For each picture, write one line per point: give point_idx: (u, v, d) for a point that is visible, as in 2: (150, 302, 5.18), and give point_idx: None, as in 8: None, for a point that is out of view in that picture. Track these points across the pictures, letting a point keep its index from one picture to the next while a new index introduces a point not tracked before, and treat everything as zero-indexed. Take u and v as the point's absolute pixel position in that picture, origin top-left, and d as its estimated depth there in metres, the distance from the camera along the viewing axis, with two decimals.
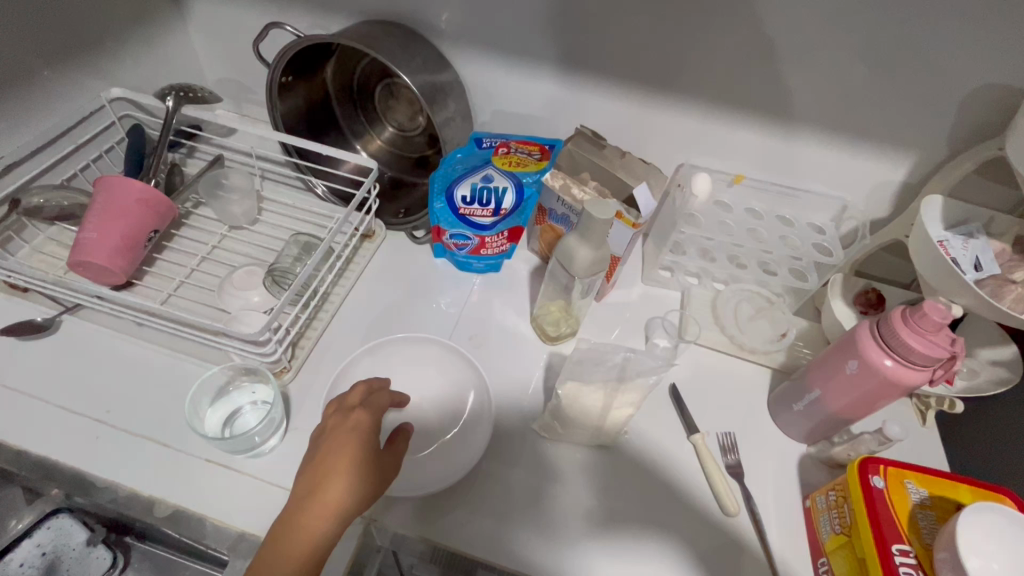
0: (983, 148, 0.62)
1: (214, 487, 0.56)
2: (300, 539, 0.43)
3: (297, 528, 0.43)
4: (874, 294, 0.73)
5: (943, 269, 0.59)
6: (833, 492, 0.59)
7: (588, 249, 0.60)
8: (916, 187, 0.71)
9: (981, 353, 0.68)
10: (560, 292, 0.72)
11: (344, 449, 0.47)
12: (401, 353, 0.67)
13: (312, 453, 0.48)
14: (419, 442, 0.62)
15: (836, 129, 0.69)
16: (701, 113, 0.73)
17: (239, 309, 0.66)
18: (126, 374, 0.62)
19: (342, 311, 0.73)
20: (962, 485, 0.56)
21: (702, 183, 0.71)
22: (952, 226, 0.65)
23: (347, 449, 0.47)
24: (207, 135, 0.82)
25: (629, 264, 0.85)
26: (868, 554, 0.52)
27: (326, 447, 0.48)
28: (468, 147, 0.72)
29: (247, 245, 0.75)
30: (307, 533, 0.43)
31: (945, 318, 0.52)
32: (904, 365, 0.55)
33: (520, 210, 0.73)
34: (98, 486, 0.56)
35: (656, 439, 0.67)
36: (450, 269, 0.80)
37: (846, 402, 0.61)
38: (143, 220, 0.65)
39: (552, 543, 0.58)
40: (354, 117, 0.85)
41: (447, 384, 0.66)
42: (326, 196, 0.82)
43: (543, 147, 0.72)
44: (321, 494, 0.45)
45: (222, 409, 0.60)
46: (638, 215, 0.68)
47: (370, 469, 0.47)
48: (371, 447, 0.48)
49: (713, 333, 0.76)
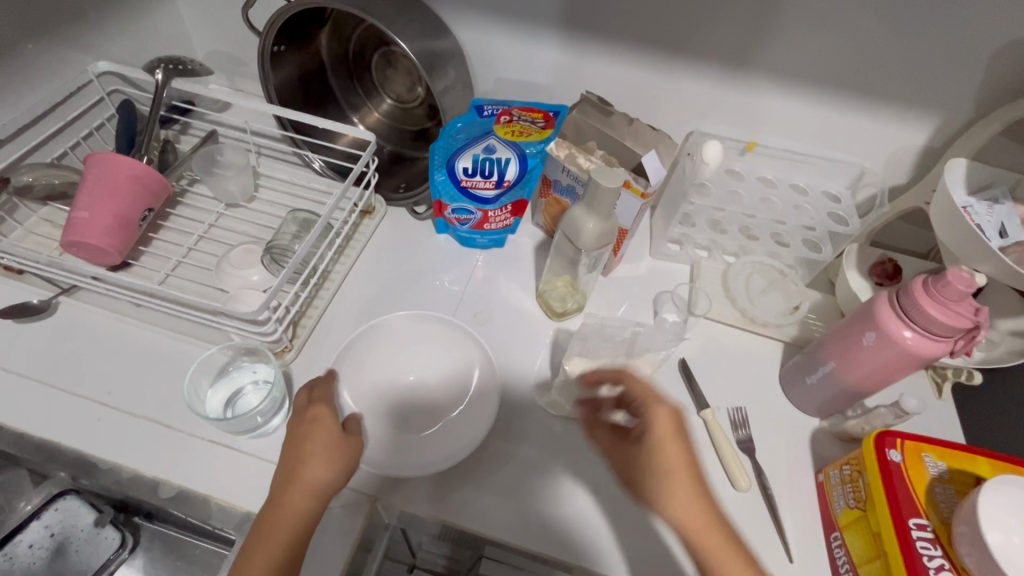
0: (1011, 108, 0.59)
1: (218, 468, 0.55)
2: (288, 522, 0.46)
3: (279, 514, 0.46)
4: (891, 265, 0.70)
5: (967, 236, 0.56)
6: (847, 466, 0.58)
7: (595, 221, 0.58)
8: (939, 151, 0.68)
9: (1002, 325, 0.66)
10: (566, 267, 0.71)
11: (312, 434, 0.50)
12: (403, 331, 0.66)
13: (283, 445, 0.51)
14: (424, 420, 0.61)
15: (854, 91, 0.66)
16: (712, 76, 0.70)
17: (237, 288, 0.64)
18: (127, 356, 0.61)
19: (344, 289, 0.72)
20: (981, 458, 0.55)
21: (714, 150, 0.69)
22: (976, 192, 0.62)
23: (315, 435, 0.50)
24: (200, 110, 0.79)
25: (637, 237, 0.83)
26: (884, 529, 0.51)
27: (294, 436, 0.51)
28: (469, 116, 0.70)
29: (244, 224, 0.74)
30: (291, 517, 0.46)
31: (970, 287, 0.50)
32: (924, 337, 0.53)
33: (524, 182, 0.71)
34: (102, 468, 0.55)
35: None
36: (453, 245, 0.78)
37: (862, 374, 0.59)
38: (135, 198, 0.64)
39: (560, 521, 0.57)
40: (350, 89, 0.82)
41: (453, 360, 0.65)
42: (324, 171, 0.79)
43: (547, 114, 0.69)
44: (297, 480, 0.47)
45: (224, 390, 0.59)
46: (647, 184, 0.65)
47: (341, 448, 0.50)
48: (335, 427, 0.50)
49: (723, 307, 0.74)
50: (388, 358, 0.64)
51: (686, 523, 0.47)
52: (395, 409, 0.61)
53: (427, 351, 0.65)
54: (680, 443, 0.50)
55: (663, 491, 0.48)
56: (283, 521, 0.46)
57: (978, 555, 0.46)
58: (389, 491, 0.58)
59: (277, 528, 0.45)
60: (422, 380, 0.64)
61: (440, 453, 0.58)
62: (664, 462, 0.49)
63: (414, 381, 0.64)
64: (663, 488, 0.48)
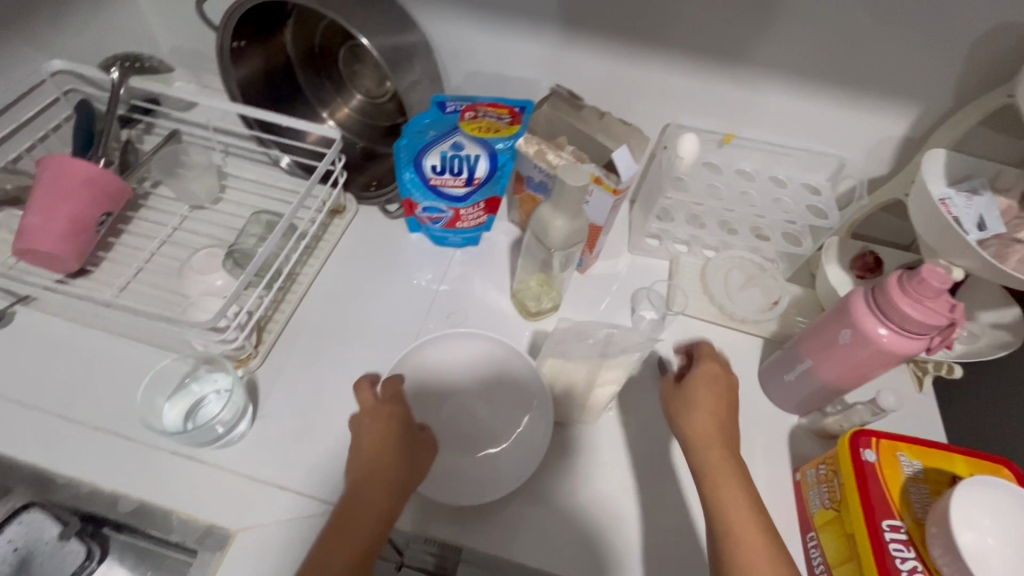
0: (990, 98, 0.58)
1: (181, 479, 0.54)
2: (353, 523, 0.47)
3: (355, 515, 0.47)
4: (871, 258, 0.70)
5: (944, 230, 0.55)
6: (823, 466, 0.57)
7: (564, 220, 0.56)
8: (919, 141, 0.66)
9: (983, 317, 0.65)
10: (538, 265, 0.69)
11: (383, 432, 0.51)
12: (465, 352, 0.63)
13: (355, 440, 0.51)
14: (470, 447, 0.59)
15: (832, 82, 0.64)
16: (687, 67, 0.67)
17: (200, 293, 0.62)
18: (87, 365, 0.60)
19: (312, 292, 0.70)
20: (957, 456, 0.54)
21: (689, 144, 0.67)
22: (955, 183, 0.61)
23: (387, 434, 0.50)
24: (163, 108, 0.77)
25: (616, 232, 0.81)
26: (857, 530, 0.50)
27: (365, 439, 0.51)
28: (430, 113, 0.66)
29: (209, 226, 0.72)
30: (372, 516, 0.47)
31: (945, 283, 0.49)
32: (900, 334, 0.52)
33: (495, 178, 0.69)
34: (59, 483, 0.54)
35: (642, 416, 0.64)
36: (426, 244, 0.76)
37: (839, 373, 0.58)
38: (92, 202, 0.61)
39: (532, 527, 0.56)
40: (318, 84, 0.79)
41: (513, 393, 0.62)
42: (292, 170, 0.76)
43: (513, 110, 0.66)
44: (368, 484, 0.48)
45: (183, 402, 0.57)
46: (618, 180, 0.64)
47: (407, 450, 0.51)
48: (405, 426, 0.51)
49: (702, 303, 0.73)
50: (441, 369, 0.62)
51: (694, 431, 0.52)
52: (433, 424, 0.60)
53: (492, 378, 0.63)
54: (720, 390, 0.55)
55: (693, 422, 0.53)
56: (357, 526, 0.47)
57: (950, 558, 0.45)
58: None
59: (354, 531, 0.47)
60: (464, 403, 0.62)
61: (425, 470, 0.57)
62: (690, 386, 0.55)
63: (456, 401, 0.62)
64: (681, 412, 0.54)
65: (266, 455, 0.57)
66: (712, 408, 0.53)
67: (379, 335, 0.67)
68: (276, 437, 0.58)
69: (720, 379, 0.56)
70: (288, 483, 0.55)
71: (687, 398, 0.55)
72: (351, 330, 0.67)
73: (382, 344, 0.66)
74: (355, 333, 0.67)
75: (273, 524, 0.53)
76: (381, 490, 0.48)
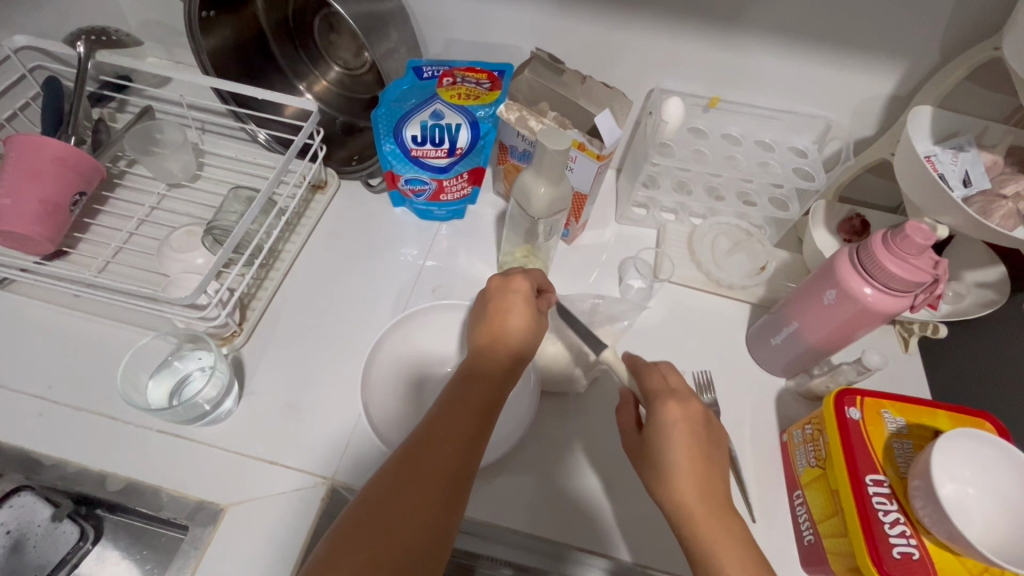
0: (977, 51, 0.57)
1: (170, 457, 0.54)
2: (417, 473, 0.43)
3: (424, 469, 0.43)
4: (859, 220, 0.69)
5: (928, 187, 0.54)
6: (809, 425, 0.57)
7: (547, 186, 0.56)
8: (906, 100, 0.65)
9: (968, 276, 0.66)
10: (522, 236, 0.68)
11: (511, 301, 0.54)
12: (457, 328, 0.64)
13: (482, 312, 0.55)
14: None
15: (819, 40, 0.62)
16: (670, 29, 0.65)
17: (180, 272, 0.62)
18: (69, 348, 0.59)
19: (295, 269, 0.69)
20: (940, 412, 0.55)
21: (673, 107, 0.67)
22: (942, 140, 0.60)
23: (518, 306, 0.54)
24: (134, 84, 0.75)
25: (602, 202, 0.80)
26: (842, 487, 0.51)
27: (456, 385, 0.49)
28: (406, 81, 0.64)
29: (188, 205, 0.70)
30: (496, 374, 0.49)
31: (929, 239, 0.48)
32: (885, 293, 0.52)
33: (478, 148, 0.68)
34: (44, 465, 0.53)
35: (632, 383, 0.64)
36: (411, 218, 0.75)
37: (826, 334, 0.58)
38: (64, 182, 0.60)
39: (523, 496, 0.56)
40: (294, 56, 0.77)
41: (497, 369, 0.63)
42: (271, 144, 0.75)
43: (492, 74, 0.65)
44: (448, 432, 0.45)
45: (166, 382, 0.57)
46: (601, 145, 0.63)
47: (496, 408, 0.48)
48: (530, 295, 0.55)
49: (689, 271, 0.72)
50: (428, 345, 0.64)
51: (685, 510, 0.45)
52: (423, 399, 0.60)
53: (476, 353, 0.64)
54: (689, 430, 0.48)
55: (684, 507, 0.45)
56: (442, 445, 0.44)
57: (931, 508, 0.46)
58: (351, 472, 0.55)
59: (437, 449, 0.44)
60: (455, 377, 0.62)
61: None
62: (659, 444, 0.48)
63: (445, 375, 0.62)
64: (660, 484, 0.48)
65: (255, 432, 0.56)
66: (688, 470, 0.46)
67: (364, 310, 0.66)
68: (263, 413, 0.58)
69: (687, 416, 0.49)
70: (278, 458, 0.55)
71: (662, 467, 0.48)
72: (337, 306, 0.66)
73: (367, 320, 0.66)
74: (340, 309, 0.66)
75: (265, 498, 0.53)
76: (463, 444, 0.44)
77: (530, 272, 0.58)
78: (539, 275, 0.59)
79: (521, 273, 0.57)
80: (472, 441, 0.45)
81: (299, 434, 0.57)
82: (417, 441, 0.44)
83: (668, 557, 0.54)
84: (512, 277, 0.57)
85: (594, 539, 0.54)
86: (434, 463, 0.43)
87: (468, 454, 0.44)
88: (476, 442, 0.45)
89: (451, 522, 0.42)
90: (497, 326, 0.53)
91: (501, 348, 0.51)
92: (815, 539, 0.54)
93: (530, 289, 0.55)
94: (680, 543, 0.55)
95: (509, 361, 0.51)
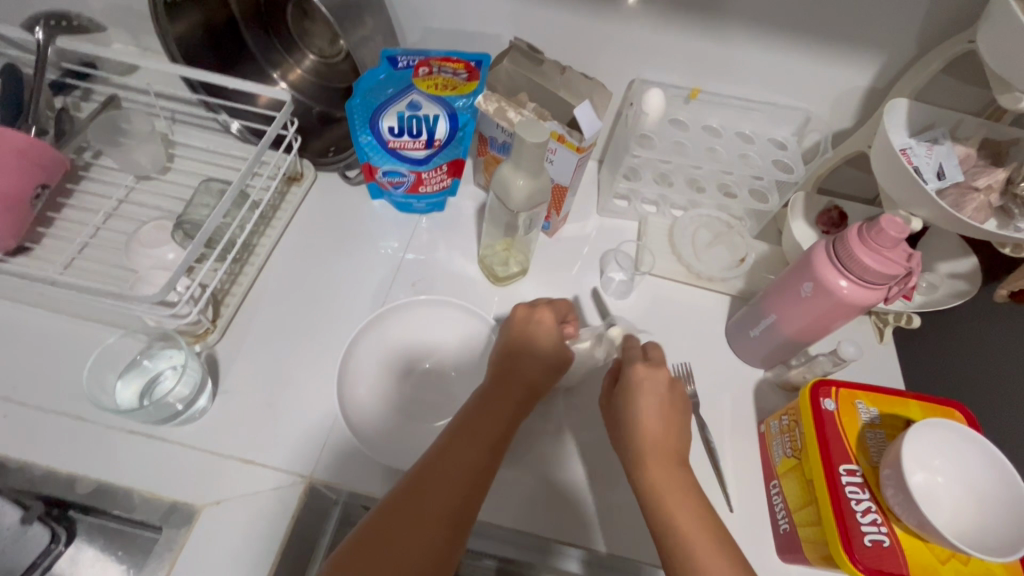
0: (952, 44, 0.57)
1: (142, 457, 0.53)
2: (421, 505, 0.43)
3: (430, 501, 0.43)
4: (836, 212, 0.69)
5: (903, 179, 0.55)
6: (786, 416, 0.58)
7: (525, 178, 0.55)
8: (883, 92, 0.66)
9: (941, 268, 0.66)
10: (502, 230, 0.68)
11: (534, 331, 0.55)
12: (432, 321, 0.64)
13: (502, 338, 0.56)
14: (430, 413, 0.59)
15: (798, 31, 0.62)
16: (652, 18, 0.64)
17: (150, 267, 0.60)
18: (34, 347, 0.58)
19: (270, 264, 0.68)
20: (912, 402, 0.56)
21: (655, 100, 0.65)
22: (917, 133, 0.61)
23: (546, 338, 0.54)
24: (99, 72, 0.72)
25: (584, 194, 0.80)
26: (815, 476, 0.52)
27: (467, 417, 0.48)
28: (381, 70, 0.61)
29: (157, 198, 0.68)
30: (510, 407, 0.50)
31: (903, 232, 0.48)
32: (859, 286, 0.52)
33: (456, 140, 0.67)
34: (11, 468, 0.52)
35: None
36: (389, 211, 0.74)
37: (802, 325, 0.59)
38: (24, 174, 0.58)
39: (502, 489, 0.56)
40: (267, 44, 0.75)
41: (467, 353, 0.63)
42: (243, 135, 0.73)
43: (469, 64, 0.62)
44: (457, 465, 0.45)
45: (138, 380, 0.56)
46: (581, 137, 0.62)
47: (504, 441, 0.48)
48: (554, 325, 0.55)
49: (669, 264, 0.73)
50: (409, 339, 0.63)
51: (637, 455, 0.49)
52: (402, 394, 0.60)
53: (448, 341, 0.63)
54: (657, 402, 0.51)
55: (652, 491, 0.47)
56: (452, 479, 0.44)
57: (902, 498, 0.47)
58: (329, 471, 0.54)
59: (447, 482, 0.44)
60: (436, 370, 0.62)
61: (395, 446, 0.56)
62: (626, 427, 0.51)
63: (425, 370, 0.62)
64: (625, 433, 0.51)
65: (230, 431, 0.55)
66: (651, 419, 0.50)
67: (343, 306, 0.65)
68: (238, 410, 0.57)
69: (658, 382, 0.52)
70: (253, 457, 0.54)
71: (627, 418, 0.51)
72: (313, 300, 0.65)
73: (344, 316, 0.64)
74: (317, 303, 0.65)
75: (238, 499, 0.52)
76: (471, 476, 0.44)
77: (557, 303, 0.59)
78: (565, 305, 0.60)
79: (547, 303, 0.57)
80: (481, 474, 0.45)
81: (275, 432, 0.56)
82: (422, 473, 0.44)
83: (647, 549, 0.54)
84: (537, 307, 0.57)
85: (575, 531, 0.55)
86: (439, 495, 0.43)
87: (476, 491, 0.44)
88: (483, 474, 0.45)
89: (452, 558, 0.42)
90: (521, 353, 0.53)
91: (517, 380, 0.51)
92: (790, 528, 0.55)
93: (555, 322, 0.56)
94: None
95: (526, 392, 0.51)
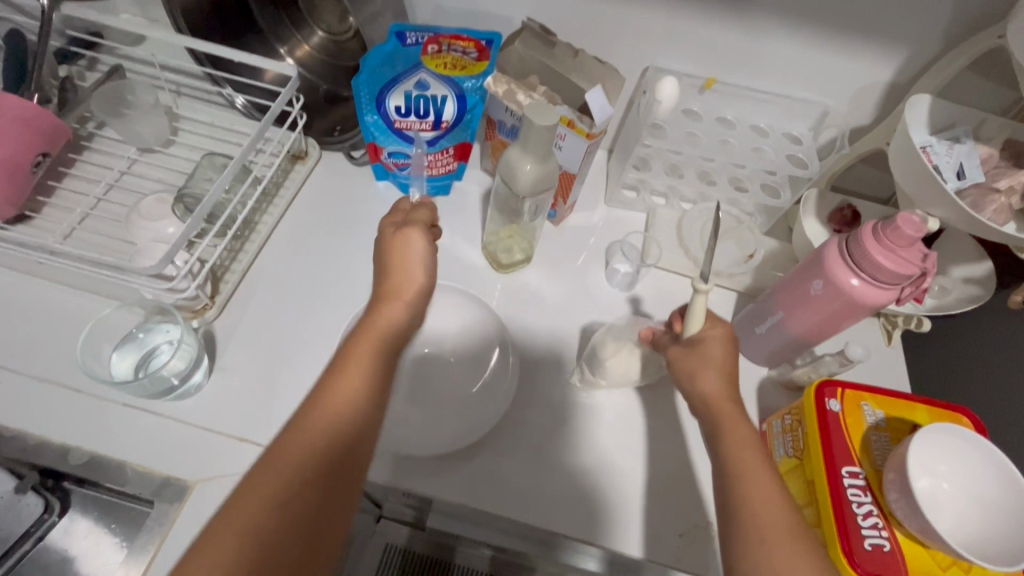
0: (980, 40, 0.55)
1: (133, 429, 0.53)
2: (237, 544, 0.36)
3: (313, 426, 0.42)
4: (850, 212, 0.68)
5: (921, 177, 0.53)
6: (789, 415, 0.56)
7: (532, 163, 0.54)
8: (905, 88, 0.64)
9: (954, 271, 0.64)
10: (507, 214, 0.67)
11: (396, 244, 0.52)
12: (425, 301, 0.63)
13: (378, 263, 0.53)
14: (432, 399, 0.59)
15: (818, 22, 0.60)
16: (668, 4, 0.63)
17: (149, 241, 0.59)
18: (29, 316, 0.57)
19: (271, 242, 0.67)
20: (919, 406, 0.54)
21: (669, 88, 0.63)
22: (938, 131, 0.59)
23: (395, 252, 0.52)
24: (104, 40, 0.71)
25: (591, 184, 0.78)
26: (817, 479, 0.50)
27: (314, 390, 0.44)
28: (389, 45, 0.61)
29: (160, 171, 0.67)
30: (392, 328, 0.48)
31: (919, 231, 0.47)
32: (871, 285, 0.51)
33: (464, 122, 0.66)
34: (3, 436, 0.52)
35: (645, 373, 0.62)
36: (394, 193, 0.73)
37: (810, 323, 0.57)
38: (24, 142, 0.57)
39: (497, 480, 0.55)
40: (276, 19, 0.73)
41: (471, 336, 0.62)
42: (248, 111, 0.72)
43: (479, 44, 0.61)
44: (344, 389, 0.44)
45: (135, 353, 0.56)
46: (591, 124, 0.61)
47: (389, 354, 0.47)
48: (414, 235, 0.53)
49: (677, 257, 0.71)
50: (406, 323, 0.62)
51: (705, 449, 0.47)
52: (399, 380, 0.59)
53: (446, 323, 0.63)
54: (723, 375, 0.49)
55: None
56: (335, 405, 0.43)
57: (904, 502, 0.46)
58: None
59: (330, 410, 0.42)
60: (435, 355, 0.62)
61: (395, 430, 0.56)
62: (689, 388, 0.50)
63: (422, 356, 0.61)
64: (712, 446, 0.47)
65: (225, 407, 0.55)
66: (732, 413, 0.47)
67: (342, 287, 0.64)
68: (232, 387, 0.56)
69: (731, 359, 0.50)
70: (247, 434, 0.54)
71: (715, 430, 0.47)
72: (315, 280, 0.65)
73: (343, 297, 0.64)
74: (319, 283, 0.64)
75: (229, 475, 0.51)
76: (336, 429, 0.42)
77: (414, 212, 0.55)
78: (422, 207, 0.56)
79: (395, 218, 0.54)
80: (365, 396, 0.44)
81: (267, 412, 0.55)
82: (229, 506, 0.38)
83: (645, 544, 0.53)
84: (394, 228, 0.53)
85: (570, 524, 0.54)
86: (322, 423, 0.42)
87: (360, 415, 0.43)
88: (357, 428, 0.43)
89: (341, 484, 0.41)
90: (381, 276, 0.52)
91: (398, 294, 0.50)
92: None
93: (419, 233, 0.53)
94: (654, 529, 0.54)
95: (388, 330, 0.48)
